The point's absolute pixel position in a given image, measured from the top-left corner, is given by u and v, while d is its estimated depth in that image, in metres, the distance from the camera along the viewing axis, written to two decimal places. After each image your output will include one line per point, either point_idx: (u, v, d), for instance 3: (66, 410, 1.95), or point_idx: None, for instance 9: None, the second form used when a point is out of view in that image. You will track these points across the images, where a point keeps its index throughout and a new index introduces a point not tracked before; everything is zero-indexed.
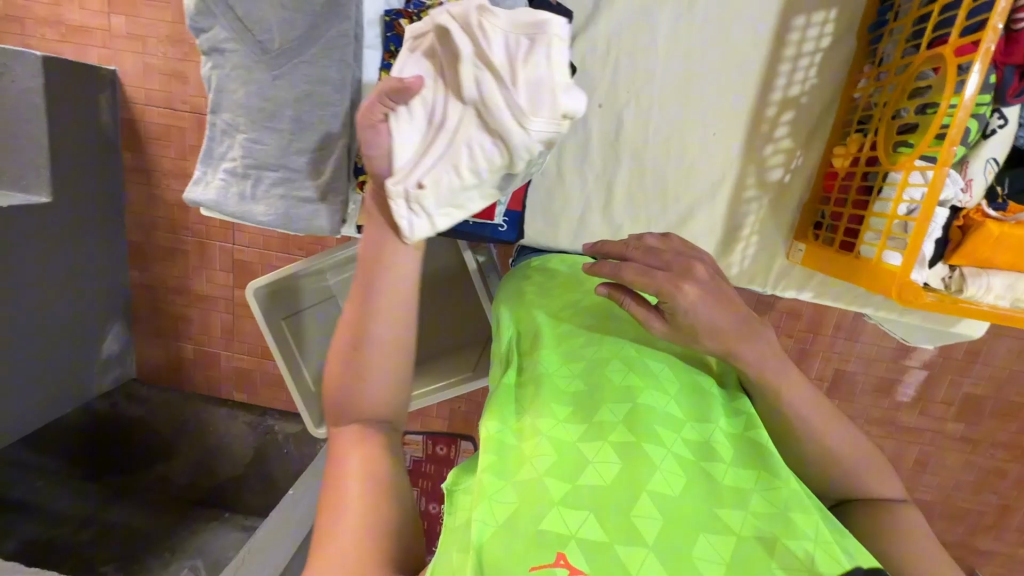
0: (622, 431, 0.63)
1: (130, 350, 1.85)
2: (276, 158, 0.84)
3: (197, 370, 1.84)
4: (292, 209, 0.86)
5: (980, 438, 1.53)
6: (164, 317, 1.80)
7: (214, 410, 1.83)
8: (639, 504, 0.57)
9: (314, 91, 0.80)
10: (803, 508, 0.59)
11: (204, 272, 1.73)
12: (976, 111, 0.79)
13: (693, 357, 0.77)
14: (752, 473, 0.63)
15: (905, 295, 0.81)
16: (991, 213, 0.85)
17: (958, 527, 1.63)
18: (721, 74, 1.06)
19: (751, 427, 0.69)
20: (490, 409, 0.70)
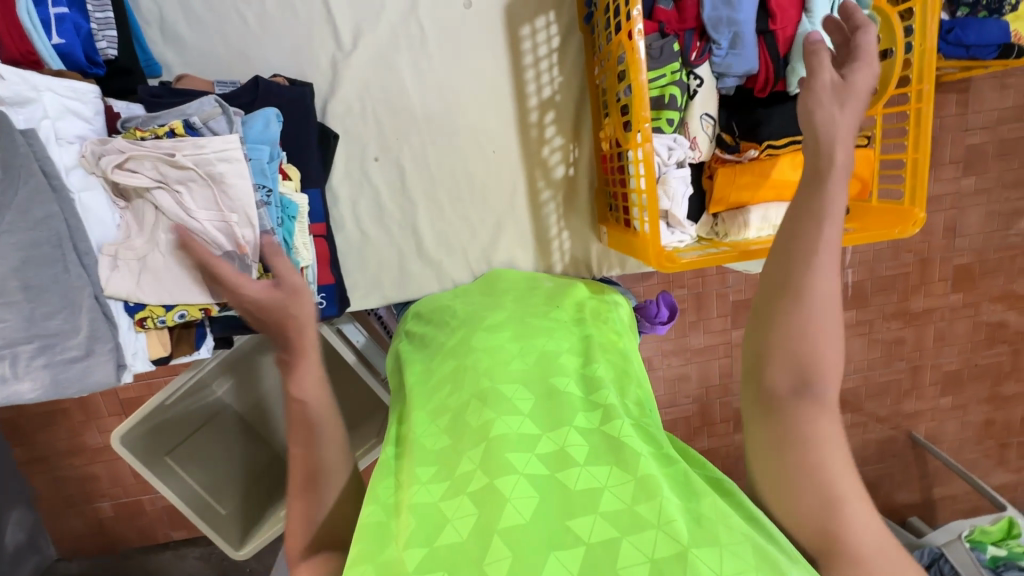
0: (478, 478, 0.60)
1: (42, 531, 1.69)
2: (23, 331, 0.78)
3: (125, 524, 1.71)
4: (62, 375, 0.81)
5: (871, 316, 1.64)
6: (69, 484, 1.66)
7: (159, 556, 1.74)
8: (489, 548, 0.53)
9: (31, 255, 0.76)
10: (650, 494, 0.56)
11: (94, 425, 1.62)
12: (673, 79, 0.87)
13: (551, 359, 0.76)
14: (605, 468, 0.59)
15: (663, 263, 0.85)
16: (728, 157, 0.95)
17: (885, 401, 1.74)
18: (475, 96, 1.10)
19: (608, 418, 0.66)
20: (369, 492, 0.67)
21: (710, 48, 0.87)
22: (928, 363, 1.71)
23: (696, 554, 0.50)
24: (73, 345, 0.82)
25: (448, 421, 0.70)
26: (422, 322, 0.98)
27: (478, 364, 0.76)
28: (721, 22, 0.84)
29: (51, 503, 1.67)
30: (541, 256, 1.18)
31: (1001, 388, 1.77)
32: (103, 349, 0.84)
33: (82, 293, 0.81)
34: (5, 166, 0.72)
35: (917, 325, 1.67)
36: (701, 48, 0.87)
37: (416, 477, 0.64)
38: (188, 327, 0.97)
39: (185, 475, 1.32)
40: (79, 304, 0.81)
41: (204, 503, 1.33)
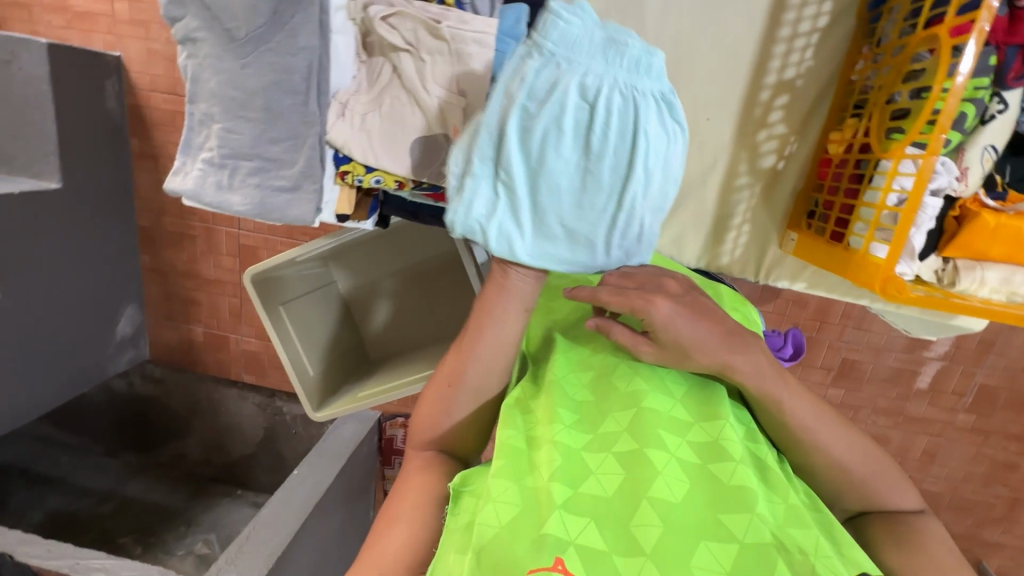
0: (626, 441, 0.63)
1: (144, 331, 1.87)
2: (251, 148, 0.85)
3: (208, 353, 1.85)
4: (269, 199, 0.86)
5: (991, 429, 1.49)
6: (176, 302, 1.81)
7: (224, 391, 1.85)
8: (638, 512, 0.58)
9: (281, 80, 0.81)
10: (800, 524, 0.59)
11: (211, 258, 1.73)
12: (973, 95, 0.76)
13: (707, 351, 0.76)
14: (757, 477, 0.62)
15: (887, 290, 0.77)
16: (989, 202, 0.82)
17: (966, 519, 1.60)
18: (715, 56, 1.02)
19: (755, 436, 0.68)
20: (503, 415, 0.69)
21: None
22: None
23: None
24: (286, 175, 0.86)
25: (593, 377, 0.72)
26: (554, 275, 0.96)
27: (634, 332, 0.76)
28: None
29: (157, 311, 1.84)
30: (713, 242, 1.11)
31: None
32: (306, 190, 0.87)
33: (308, 130, 0.84)
34: None
35: None
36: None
37: (558, 416, 0.66)
38: (368, 195, 1.00)
39: (291, 329, 1.41)
40: (303, 138, 0.85)
41: (299, 360, 1.42)
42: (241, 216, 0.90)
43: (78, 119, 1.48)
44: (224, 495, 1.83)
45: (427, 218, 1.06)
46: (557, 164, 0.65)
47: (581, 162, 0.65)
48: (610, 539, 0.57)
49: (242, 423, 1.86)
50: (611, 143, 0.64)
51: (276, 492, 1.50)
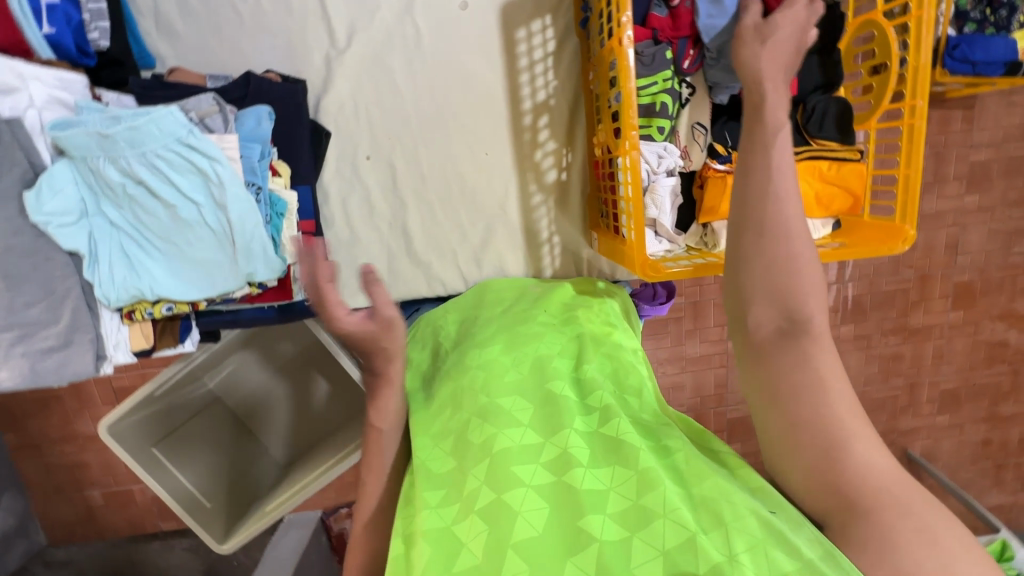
0: (486, 494, 0.63)
1: (31, 518, 1.68)
2: (3, 320, 0.78)
3: (113, 514, 1.70)
4: (40, 365, 0.81)
5: (870, 332, 1.63)
6: (60, 473, 1.66)
7: (146, 547, 1.72)
8: (506, 562, 0.56)
9: (13, 245, 0.76)
10: (652, 484, 0.59)
11: (86, 414, 1.61)
12: (665, 86, 0.86)
13: (544, 364, 0.79)
14: (607, 470, 0.63)
15: (646, 272, 0.84)
16: (720, 167, 0.89)
17: (882, 417, 1.72)
18: (473, 98, 1.09)
19: (606, 420, 0.69)
20: (392, 524, 0.69)
21: (706, 55, 0.86)
22: (925, 381, 1.69)
23: (704, 539, 0.53)
24: (53, 333, 0.81)
25: (451, 442, 0.72)
26: (420, 343, 0.98)
27: (475, 381, 0.77)
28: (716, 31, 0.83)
29: (41, 491, 1.67)
30: (532, 261, 1.17)
31: (1001, 408, 1.74)
32: (82, 341, 0.83)
33: (69, 283, 0.82)
34: None
35: (917, 342, 1.65)
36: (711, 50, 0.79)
37: (425, 500, 0.66)
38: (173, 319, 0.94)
39: (172, 469, 1.30)
40: (63, 299, 0.81)
41: (190, 495, 1.30)
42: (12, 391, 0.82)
43: None
44: None
45: (249, 321, 1.03)
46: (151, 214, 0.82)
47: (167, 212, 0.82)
48: None
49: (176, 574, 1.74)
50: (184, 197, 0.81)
51: None
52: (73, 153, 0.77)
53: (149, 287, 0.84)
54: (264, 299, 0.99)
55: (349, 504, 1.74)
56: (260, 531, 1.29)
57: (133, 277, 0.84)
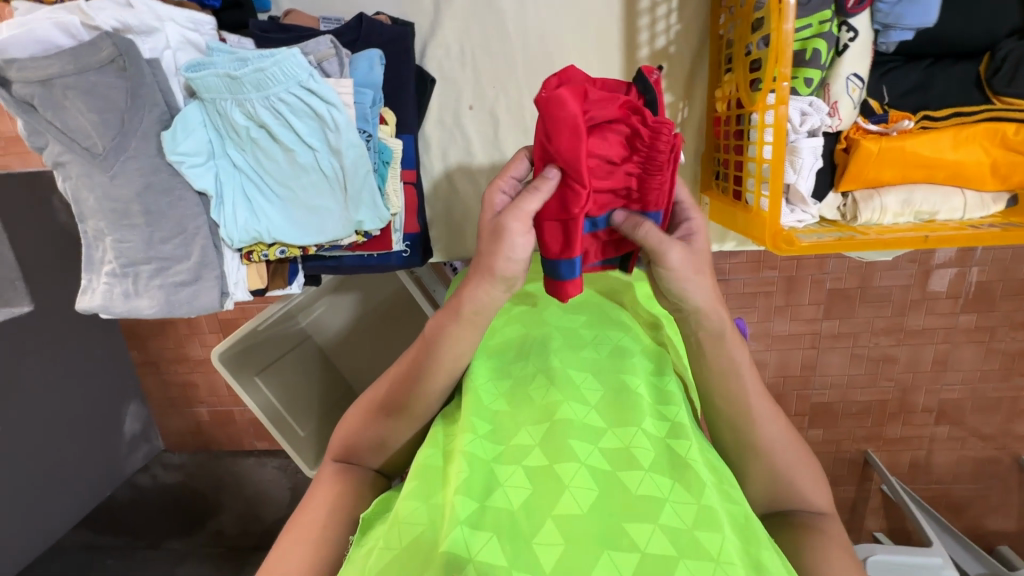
0: (537, 456, 0.61)
1: (153, 425, 1.93)
2: (144, 252, 0.86)
3: (217, 430, 1.89)
4: (174, 296, 0.88)
5: (996, 324, 1.44)
6: (175, 389, 1.86)
7: (242, 461, 1.89)
8: (541, 528, 0.54)
9: (153, 182, 0.82)
10: (712, 525, 0.54)
11: (195, 339, 1.77)
12: (820, 30, 0.75)
13: (622, 357, 0.74)
14: (667, 481, 0.59)
15: (778, 244, 0.76)
16: (872, 127, 0.80)
17: (995, 418, 1.55)
18: (584, 46, 1.01)
19: (677, 435, 0.64)
20: (428, 438, 0.69)
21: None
22: None
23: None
24: (184, 269, 0.88)
25: (510, 389, 0.71)
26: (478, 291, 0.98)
27: (551, 344, 0.76)
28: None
29: (160, 402, 1.89)
30: None
31: None
32: (208, 277, 0.89)
33: (197, 222, 0.86)
34: (131, 94, 0.78)
35: None
36: (622, 210, 0.72)
37: (472, 424, 0.65)
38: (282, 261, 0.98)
39: (273, 398, 1.40)
40: (191, 238, 0.86)
41: (286, 423, 1.40)
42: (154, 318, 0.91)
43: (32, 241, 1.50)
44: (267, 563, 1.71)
45: (350, 268, 1.05)
46: (269, 162, 0.84)
47: (285, 159, 0.84)
48: (510, 554, 0.52)
49: (268, 489, 1.83)
50: (300, 147, 0.82)
51: None
52: (203, 94, 0.80)
53: (270, 230, 0.87)
54: (367, 248, 1.01)
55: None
56: None
57: (252, 221, 0.87)
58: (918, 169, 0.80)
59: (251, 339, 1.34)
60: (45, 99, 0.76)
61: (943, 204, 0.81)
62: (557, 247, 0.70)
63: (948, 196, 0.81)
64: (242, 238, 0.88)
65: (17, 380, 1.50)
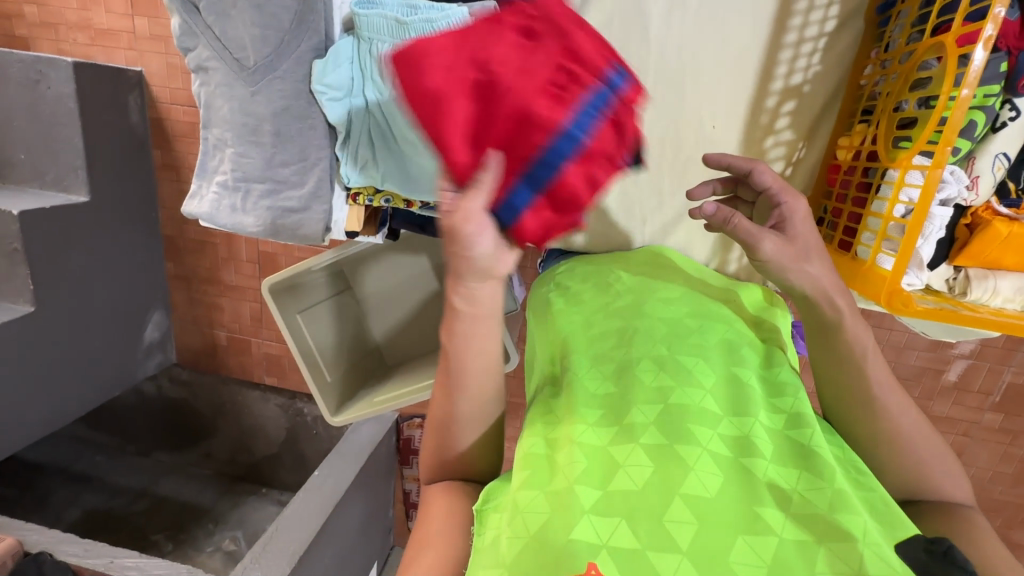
0: (654, 436, 0.64)
1: (171, 337, 1.91)
2: (262, 171, 0.88)
3: (230, 357, 1.87)
4: (280, 221, 0.90)
5: (1021, 429, 1.44)
6: (201, 307, 1.83)
7: (247, 393, 1.87)
8: (670, 507, 0.57)
9: (292, 106, 0.84)
10: (849, 509, 0.56)
11: (232, 265, 1.74)
12: (983, 103, 0.74)
13: (733, 350, 0.78)
14: (794, 472, 0.61)
15: (893, 303, 0.76)
16: (1002, 210, 0.80)
17: (994, 521, 1.55)
18: (721, 64, 1.01)
19: (797, 425, 0.68)
20: (528, 424, 0.73)
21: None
22: None
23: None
24: (296, 197, 0.89)
25: (614, 370, 0.76)
26: (574, 278, 1.02)
27: (655, 333, 0.80)
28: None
29: (182, 317, 1.87)
30: (720, 251, 1.11)
31: None
32: (316, 210, 0.89)
33: (320, 154, 0.87)
34: (298, 17, 0.80)
35: None
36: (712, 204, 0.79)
37: (583, 415, 0.69)
38: (375, 211, 1.02)
39: (310, 338, 1.43)
40: (310, 167, 0.88)
41: (318, 365, 1.44)
42: (253, 237, 0.93)
43: (104, 134, 1.53)
44: (249, 492, 1.91)
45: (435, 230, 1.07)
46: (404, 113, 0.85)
47: None
48: (642, 536, 0.54)
49: (266, 425, 1.90)
50: None
51: (296, 495, 1.51)
52: (361, 32, 0.82)
53: (385, 179, 0.89)
54: None
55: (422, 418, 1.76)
56: (365, 416, 1.41)
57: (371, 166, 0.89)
58: None
59: (300, 278, 1.38)
60: (212, 3, 0.79)
61: None
62: (534, 224, 0.60)
63: None
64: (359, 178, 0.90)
65: (61, 266, 1.52)
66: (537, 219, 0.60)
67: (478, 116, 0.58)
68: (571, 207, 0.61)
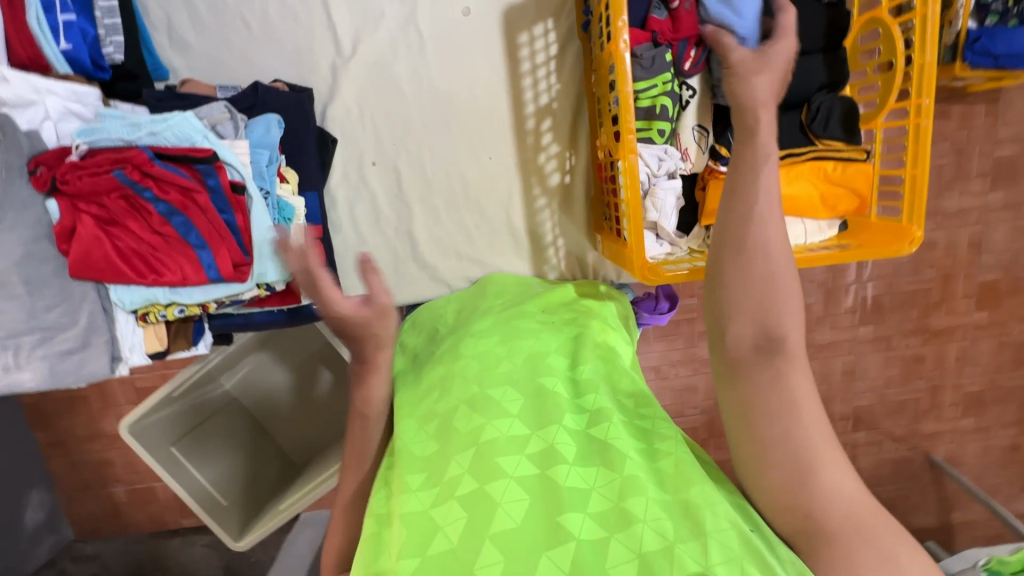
0: (468, 482, 0.64)
1: (60, 512, 1.72)
2: (27, 323, 0.82)
3: (137, 510, 1.73)
4: (60, 365, 0.85)
5: (890, 333, 1.63)
6: (87, 469, 1.69)
7: (169, 543, 1.74)
8: (481, 551, 0.57)
9: (32, 250, 0.81)
10: (636, 491, 0.60)
11: (111, 413, 1.65)
12: (666, 88, 0.86)
13: (539, 360, 0.79)
14: (593, 470, 0.63)
15: (646, 274, 0.84)
16: (723, 168, 0.89)
17: (902, 420, 1.72)
18: (475, 103, 1.10)
19: (596, 421, 0.69)
20: (371, 501, 0.71)
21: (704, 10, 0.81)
22: (947, 384, 1.69)
23: (681, 548, 0.54)
24: (71, 336, 0.85)
25: (436, 428, 0.72)
26: (413, 333, 0.99)
27: (468, 371, 0.78)
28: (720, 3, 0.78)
29: (70, 486, 1.71)
30: (537, 264, 1.18)
31: None
32: (97, 344, 0.87)
33: (84, 288, 0.85)
34: (5, 165, 0.77)
35: (937, 343, 1.64)
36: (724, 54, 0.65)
37: (405, 483, 0.67)
38: (186, 321, 0.97)
39: (192, 467, 1.34)
40: (79, 304, 0.85)
41: (208, 492, 1.34)
42: (37, 390, 0.86)
43: None
44: None
45: (261, 324, 1.04)
46: None
47: None
48: None
49: (197, 569, 1.74)
50: None
51: None
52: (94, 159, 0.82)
53: (163, 289, 0.87)
54: (273, 303, 1.01)
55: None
56: (275, 527, 1.32)
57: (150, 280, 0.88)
58: None
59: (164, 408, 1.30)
60: None
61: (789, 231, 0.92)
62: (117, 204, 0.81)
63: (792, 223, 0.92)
64: (134, 300, 0.87)
65: None
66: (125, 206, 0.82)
67: (179, 234, 0.84)
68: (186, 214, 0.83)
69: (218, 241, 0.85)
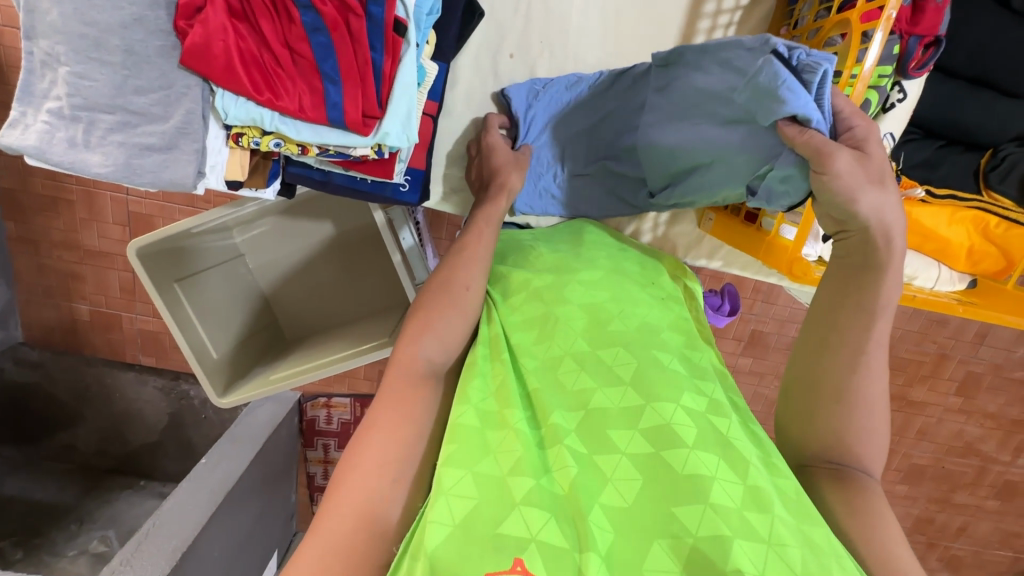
0: (576, 447, 0.57)
1: (12, 310, 1.55)
2: (110, 99, 0.71)
3: (97, 334, 1.57)
4: (136, 161, 0.74)
5: None
6: (52, 276, 1.51)
7: (119, 375, 1.58)
8: (589, 517, 0.51)
9: (145, 16, 0.69)
10: (760, 506, 0.51)
11: (95, 226, 1.45)
12: (878, 83, 0.79)
13: (651, 332, 0.70)
14: (714, 458, 0.54)
15: (794, 272, 0.81)
16: None
17: None
18: (643, 27, 0.99)
19: (716, 411, 0.61)
20: (459, 392, 0.62)
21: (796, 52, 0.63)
22: (899, 451, 1.75)
23: None
24: (158, 132, 0.74)
25: (540, 369, 0.65)
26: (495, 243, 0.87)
27: (576, 325, 0.69)
28: (766, 106, 0.64)
29: (29, 288, 1.53)
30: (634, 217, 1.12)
31: (952, 496, 1.83)
32: (183, 149, 0.75)
33: (187, 80, 0.73)
34: None
35: (908, 413, 1.69)
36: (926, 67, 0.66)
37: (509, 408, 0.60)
38: (265, 158, 0.87)
39: (191, 313, 1.18)
40: (176, 98, 0.73)
41: (200, 343, 1.19)
42: (102, 179, 0.76)
43: None
44: (125, 487, 1.59)
45: (337, 189, 0.93)
46: None
47: None
48: (568, 536, 0.49)
49: (143, 410, 1.60)
50: None
51: (179, 485, 1.27)
52: None
53: (273, 115, 0.75)
54: (365, 169, 0.91)
55: (330, 395, 1.63)
56: (263, 396, 1.21)
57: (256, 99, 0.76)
58: (914, 235, 0.91)
59: (177, 241, 1.13)
60: None
61: (923, 271, 0.91)
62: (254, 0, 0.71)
63: (928, 265, 0.91)
64: (235, 116, 0.75)
65: None
66: (263, 8, 0.71)
67: (315, 55, 0.73)
68: (330, 33, 0.72)
69: (357, 85, 0.74)
